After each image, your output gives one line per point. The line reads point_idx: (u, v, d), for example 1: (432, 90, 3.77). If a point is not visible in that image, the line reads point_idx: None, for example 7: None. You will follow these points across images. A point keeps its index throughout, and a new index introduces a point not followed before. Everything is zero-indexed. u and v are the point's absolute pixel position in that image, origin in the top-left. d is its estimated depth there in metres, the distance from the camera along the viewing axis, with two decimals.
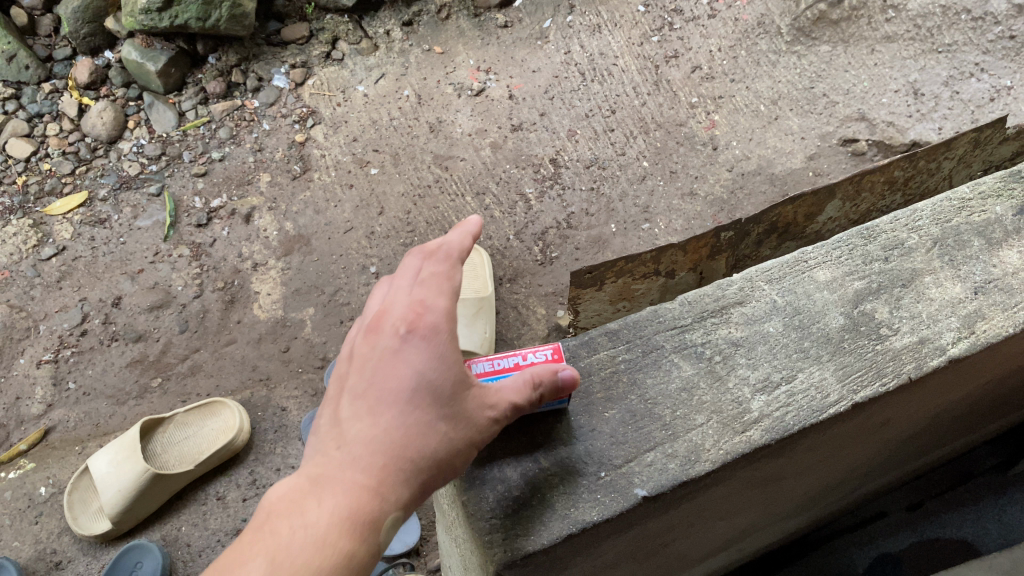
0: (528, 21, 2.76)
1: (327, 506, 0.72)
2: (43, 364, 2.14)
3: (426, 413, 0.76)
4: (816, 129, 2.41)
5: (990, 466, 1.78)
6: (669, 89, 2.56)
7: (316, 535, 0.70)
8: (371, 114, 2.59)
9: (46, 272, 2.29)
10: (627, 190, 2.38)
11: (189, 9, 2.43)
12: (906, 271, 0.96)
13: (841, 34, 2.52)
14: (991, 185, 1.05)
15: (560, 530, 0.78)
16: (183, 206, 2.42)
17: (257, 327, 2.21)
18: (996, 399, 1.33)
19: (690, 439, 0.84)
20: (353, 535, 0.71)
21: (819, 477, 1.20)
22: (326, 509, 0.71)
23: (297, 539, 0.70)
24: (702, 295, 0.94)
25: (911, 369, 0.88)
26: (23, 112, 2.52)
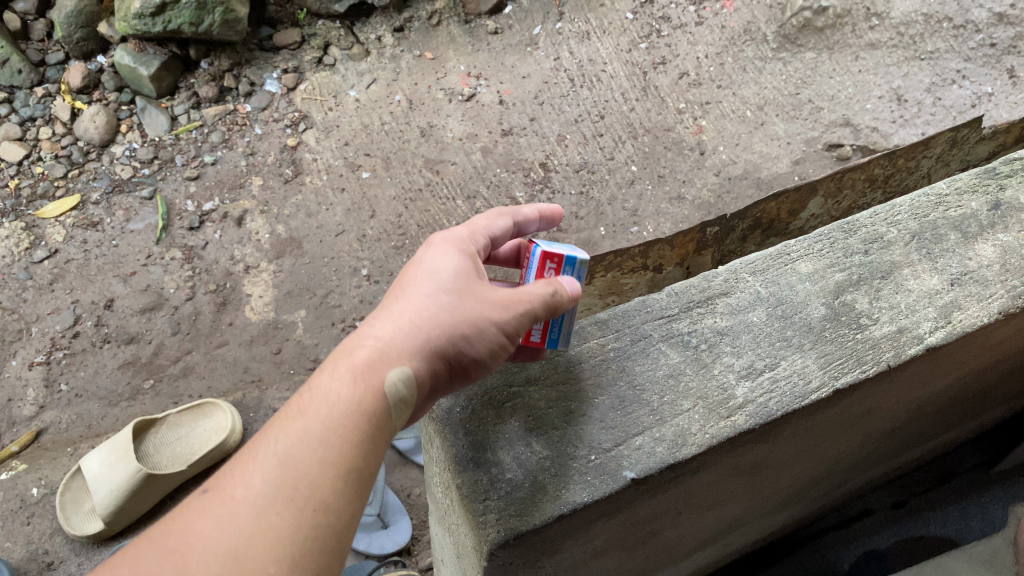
0: (518, 27, 2.79)
1: (338, 369, 0.80)
2: (35, 366, 2.16)
3: (432, 284, 0.86)
4: (801, 134, 2.46)
5: (972, 464, 1.81)
6: (657, 95, 2.60)
7: (323, 398, 0.78)
8: (363, 118, 2.62)
9: (38, 275, 2.30)
10: (616, 194, 2.41)
11: (182, 14, 2.45)
12: (885, 264, 0.99)
13: (826, 41, 2.57)
14: (967, 182, 1.08)
15: (552, 511, 0.81)
16: (176, 209, 2.44)
17: (249, 329, 2.23)
18: (975, 394, 1.36)
19: (676, 423, 0.87)
20: (357, 392, 0.78)
21: (804, 469, 1.23)
22: (337, 376, 0.80)
23: (308, 402, 0.78)
24: (688, 287, 0.97)
25: (889, 357, 0.91)
26: (16, 116, 2.53)
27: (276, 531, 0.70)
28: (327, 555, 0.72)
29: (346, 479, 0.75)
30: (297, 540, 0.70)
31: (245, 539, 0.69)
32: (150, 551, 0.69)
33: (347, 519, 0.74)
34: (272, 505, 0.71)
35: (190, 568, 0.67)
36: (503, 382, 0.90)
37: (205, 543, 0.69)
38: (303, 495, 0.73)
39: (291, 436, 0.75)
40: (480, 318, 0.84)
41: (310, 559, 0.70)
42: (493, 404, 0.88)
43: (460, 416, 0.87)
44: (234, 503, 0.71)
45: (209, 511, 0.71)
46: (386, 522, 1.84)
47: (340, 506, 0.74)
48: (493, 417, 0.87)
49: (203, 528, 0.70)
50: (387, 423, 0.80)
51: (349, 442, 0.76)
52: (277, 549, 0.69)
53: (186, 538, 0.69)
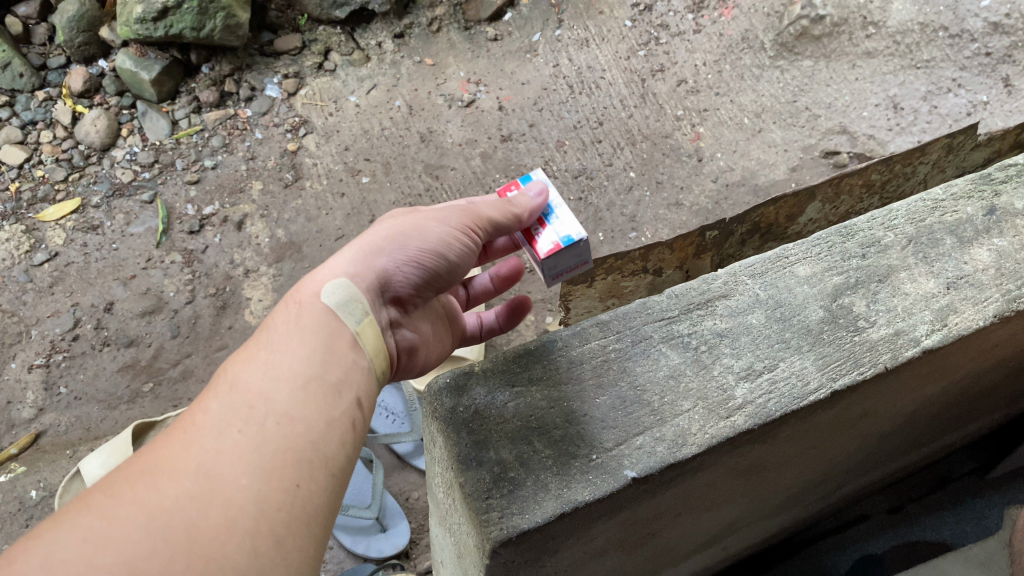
0: (518, 34, 2.80)
1: (284, 308, 0.94)
2: (34, 369, 2.16)
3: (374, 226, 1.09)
4: (798, 142, 2.48)
5: (968, 470, 1.82)
6: (655, 102, 2.62)
7: (276, 343, 0.89)
8: (363, 124, 2.63)
9: (38, 278, 2.30)
10: (614, 200, 2.42)
11: (184, 19, 2.46)
12: (882, 267, 1.00)
13: (823, 50, 2.59)
14: (963, 187, 1.09)
15: (553, 509, 0.82)
16: (176, 213, 2.44)
17: (249, 333, 2.24)
18: (971, 398, 1.38)
19: (676, 424, 0.88)
20: (302, 316, 0.92)
21: (801, 472, 1.24)
22: (288, 323, 0.91)
23: (256, 347, 0.90)
24: (688, 289, 0.98)
25: (886, 359, 0.92)
26: (17, 120, 2.52)
27: (237, 446, 0.79)
28: (299, 461, 0.80)
29: (303, 395, 0.85)
30: (265, 448, 0.79)
31: (212, 454, 0.77)
32: (120, 478, 0.75)
33: (311, 431, 0.83)
34: (233, 424, 0.80)
35: (162, 481, 0.74)
36: (506, 382, 0.91)
37: (173, 461, 0.76)
38: (263, 412, 0.82)
39: (242, 372, 0.86)
40: (420, 226, 1.05)
41: (283, 465, 0.79)
42: (495, 403, 0.90)
43: (463, 415, 0.89)
44: (197, 429, 0.80)
45: (173, 441, 0.79)
46: (385, 525, 1.85)
47: (299, 419, 0.83)
48: (496, 415, 0.89)
49: (169, 453, 0.77)
50: (341, 329, 0.93)
51: (301, 361, 0.87)
52: (246, 457, 0.78)
53: (153, 463, 0.76)
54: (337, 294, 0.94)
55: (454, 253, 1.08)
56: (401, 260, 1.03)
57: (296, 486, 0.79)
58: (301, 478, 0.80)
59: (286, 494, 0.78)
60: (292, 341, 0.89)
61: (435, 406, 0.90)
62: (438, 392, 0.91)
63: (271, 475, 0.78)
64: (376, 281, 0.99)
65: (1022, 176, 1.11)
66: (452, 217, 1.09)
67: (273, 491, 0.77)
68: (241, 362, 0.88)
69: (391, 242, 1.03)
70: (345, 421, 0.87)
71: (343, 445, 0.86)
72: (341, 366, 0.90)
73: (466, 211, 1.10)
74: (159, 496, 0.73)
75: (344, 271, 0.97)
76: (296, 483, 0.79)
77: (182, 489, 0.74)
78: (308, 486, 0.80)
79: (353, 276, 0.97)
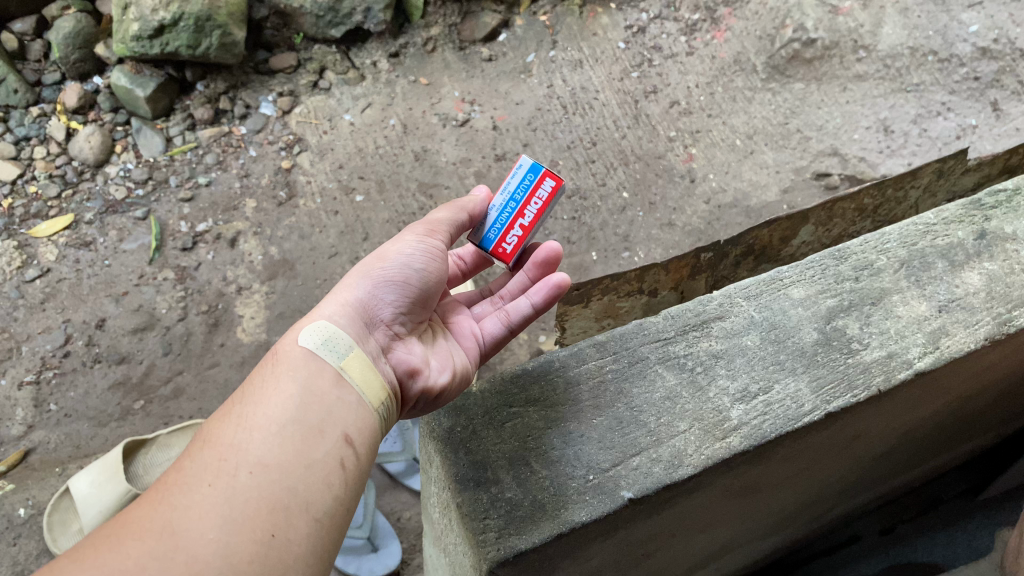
0: (512, 55, 2.82)
1: (264, 362, 0.96)
2: (24, 386, 2.15)
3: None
4: (790, 163, 2.50)
5: (959, 491, 1.82)
6: (648, 122, 2.63)
7: (251, 394, 0.91)
8: (357, 142, 2.63)
9: (29, 294, 2.29)
10: (607, 220, 2.43)
11: (180, 37, 2.47)
12: (875, 290, 1.01)
13: (815, 73, 2.63)
14: (954, 212, 1.10)
15: (550, 530, 0.83)
16: (169, 229, 2.44)
17: (241, 350, 2.24)
18: (963, 419, 1.38)
19: (673, 445, 0.88)
20: (279, 365, 0.94)
21: (794, 494, 1.25)
22: (265, 373, 0.94)
23: (233, 402, 0.92)
24: (684, 310, 0.99)
25: (880, 382, 0.93)
26: (10, 135, 2.52)
27: (207, 497, 0.80)
28: (274, 509, 0.81)
29: (279, 442, 0.86)
30: (236, 500, 0.80)
31: (181, 510, 0.79)
32: (89, 542, 0.77)
33: (287, 477, 0.84)
34: (204, 477, 0.82)
35: (128, 542, 0.75)
36: (503, 403, 0.92)
37: (140, 522, 0.77)
38: (237, 462, 0.83)
39: (218, 428, 0.88)
40: (381, 252, 1.10)
41: (256, 516, 0.80)
42: (493, 423, 0.90)
43: (460, 435, 0.89)
44: (169, 487, 0.82)
45: (145, 502, 0.80)
46: (377, 545, 1.84)
47: (275, 467, 0.84)
48: (494, 436, 0.89)
49: (140, 513, 0.79)
50: (323, 368, 0.94)
51: (279, 408, 0.89)
52: (217, 511, 0.79)
53: (122, 525, 0.78)
54: (317, 336, 0.96)
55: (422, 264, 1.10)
56: (373, 288, 1.06)
57: (271, 536, 0.80)
58: (276, 527, 0.80)
59: (259, 545, 0.78)
60: (268, 388, 0.91)
61: (432, 427, 0.90)
62: (435, 413, 0.91)
63: (244, 526, 0.79)
64: (352, 313, 1.03)
65: (1011, 201, 1.12)
66: (410, 233, 1.13)
67: (245, 543, 0.78)
68: (220, 418, 0.90)
69: (359, 278, 1.07)
70: (328, 462, 0.88)
71: (326, 488, 0.86)
72: (322, 408, 0.91)
73: (422, 223, 1.14)
74: (124, 557, 0.74)
75: (322, 316, 1.01)
76: (271, 533, 0.80)
77: (148, 549, 0.75)
78: (286, 534, 0.81)
79: (332, 318, 1.01)
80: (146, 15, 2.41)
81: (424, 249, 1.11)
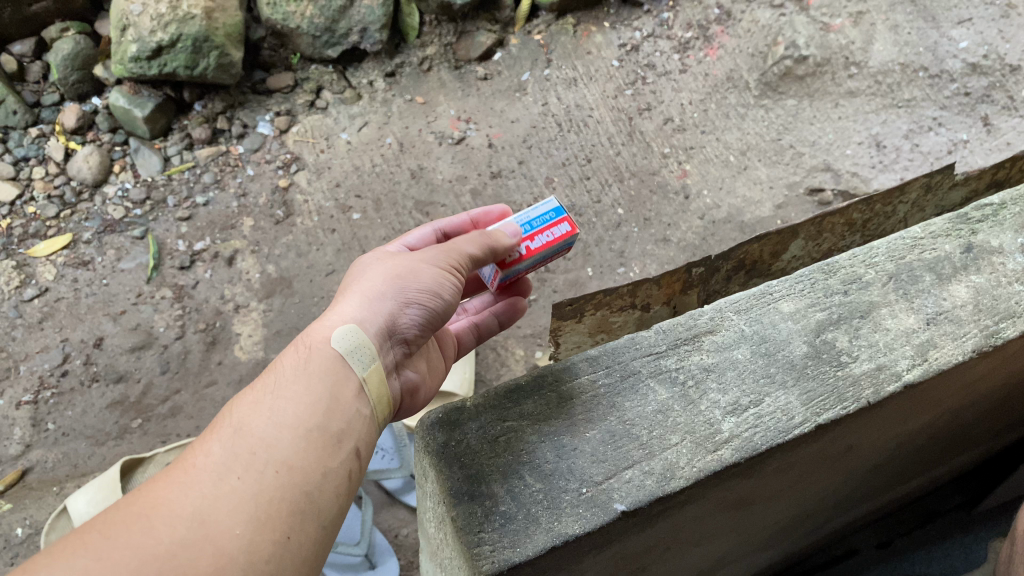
0: (507, 73, 2.84)
1: (290, 350, 0.95)
2: (22, 406, 2.16)
3: (365, 269, 1.09)
4: (784, 179, 2.52)
5: (956, 504, 1.83)
6: (643, 139, 2.65)
7: (281, 383, 0.91)
8: (354, 160, 2.65)
9: (28, 313, 2.30)
10: (603, 236, 2.45)
11: (177, 58, 2.49)
12: (864, 303, 1.03)
13: (807, 89, 2.66)
14: (941, 226, 1.12)
15: (544, 542, 0.84)
16: (167, 248, 2.45)
17: (238, 368, 2.25)
18: (956, 430, 1.39)
19: (665, 457, 0.90)
20: (308, 362, 0.93)
21: (788, 507, 1.27)
22: (296, 364, 0.93)
23: (260, 389, 0.91)
24: (675, 324, 1.00)
25: (869, 394, 0.95)
26: (9, 156, 2.54)
27: (236, 492, 0.81)
28: (293, 512, 0.82)
29: (306, 444, 0.86)
30: (261, 499, 0.81)
31: (210, 500, 0.79)
32: (116, 517, 0.78)
33: (308, 481, 0.85)
34: (233, 469, 0.82)
35: (160, 526, 0.77)
36: (497, 417, 0.93)
37: (171, 506, 0.79)
38: (265, 459, 0.84)
39: (248, 414, 0.87)
40: (418, 267, 1.06)
41: (276, 517, 0.81)
42: (487, 437, 0.91)
43: (454, 449, 0.90)
44: (197, 472, 0.82)
45: (174, 482, 0.81)
46: (374, 563, 1.84)
47: (298, 469, 0.85)
48: (488, 450, 0.90)
49: (168, 496, 0.79)
50: (349, 376, 0.94)
51: (308, 408, 0.89)
52: (242, 507, 0.80)
53: (152, 505, 0.79)
54: (348, 340, 0.95)
55: (450, 295, 1.08)
56: (405, 304, 1.03)
57: (287, 538, 0.81)
58: (292, 531, 0.82)
59: (276, 547, 0.80)
60: (299, 385, 0.90)
61: (427, 441, 0.91)
62: (430, 427, 0.92)
63: (264, 527, 0.80)
64: (381, 329, 1.00)
65: (997, 215, 1.13)
66: (447, 258, 1.08)
67: (264, 544, 0.79)
68: (249, 402, 0.89)
69: (391, 286, 1.03)
70: (341, 471, 0.88)
71: (336, 497, 0.87)
72: (343, 415, 0.91)
73: (458, 256, 1.09)
74: (156, 543, 0.76)
75: (353, 318, 0.98)
76: (287, 536, 0.81)
77: (176, 537, 0.76)
78: (299, 538, 0.82)
79: (362, 323, 0.98)
80: (144, 36, 2.44)
81: (452, 278, 1.08)
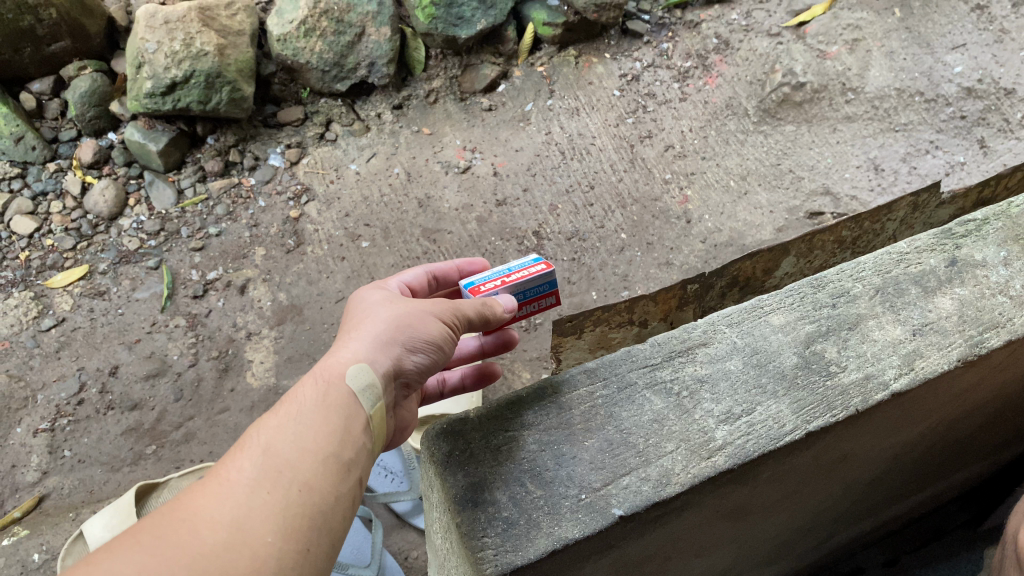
0: (511, 104, 2.91)
1: (307, 380, 0.98)
2: (39, 433, 2.20)
3: (369, 308, 1.12)
4: (784, 203, 2.56)
5: (961, 522, 1.85)
6: (644, 166, 2.71)
7: (300, 409, 0.94)
8: (363, 191, 2.71)
9: (45, 343, 2.36)
10: (606, 260, 2.50)
11: (190, 94, 2.57)
12: (852, 315, 1.07)
13: (805, 115, 2.73)
14: (926, 241, 1.16)
15: (545, 546, 0.87)
16: (181, 278, 2.51)
17: (250, 395, 2.29)
18: (954, 443, 1.43)
19: (661, 464, 0.93)
20: (325, 395, 0.96)
21: (788, 519, 1.30)
22: (315, 392, 0.96)
23: (281, 412, 0.94)
24: (670, 338, 1.04)
25: (857, 402, 0.99)
26: (28, 191, 2.61)
27: (264, 506, 0.85)
28: (312, 527, 0.86)
29: (324, 466, 0.90)
30: (286, 513, 0.85)
31: (242, 510, 0.84)
32: (157, 522, 0.82)
33: (325, 500, 0.88)
34: (262, 484, 0.86)
35: (198, 532, 0.81)
36: (499, 428, 0.97)
37: (208, 514, 0.83)
38: (289, 477, 0.87)
39: (273, 434, 0.91)
40: (424, 316, 1.09)
41: (299, 531, 0.85)
42: (489, 447, 0.95)
43: (458, 459, 0.94)
44: (229, 484, 0.86)
45: (208, 492, 0.85)
46: None
47: (318, 490, 0.88)
48: (491, 459, 0.94)
49: (202, 504, 0.84)
50: (358, 412, 0.97)
51: (325, 435, 0.92)
52: (271, 519, 0.84)
53: (191, 512, 0.83)
54: (359, 379, 0.99)
55: (448, 346, 1.12)
56: (410, 350, 1.07)
57: (307, 550, 0.85)
58: (312, 545, 0.85)
59: (298, 558, 0.84)
60: (318, 413, 0.94)
61: (432, 451, 0.95)
62: (434, 437, 0.96)
63: (289, 539, 0.84)
64: (387, 371, 1.03)
65: (980, 230, 1.18)
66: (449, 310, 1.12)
67: (289, 554, 0.83)
68: (272, 423, 0.93)
69: (400, 331, 1.07)
70: (351, 495, 0.92)
71: (344, 519, 0.91)
72: (353, 445, 0.95)
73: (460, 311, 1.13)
74: (195, 546, 0.80)
75: (364, 356, 1.02)
76: (307, 549, 0.85)
77: (213, 542, 0.81)
78: (317, 552, 0.86)
79: (371, 362, 1.01)
80: (159, 73, 2.52)
81: (453, 331, 1.12)
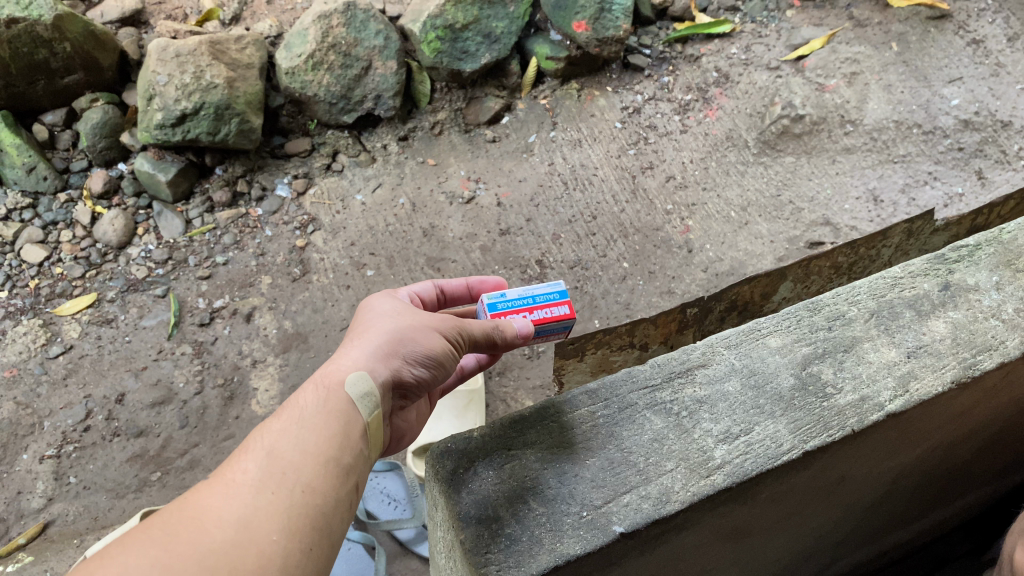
0: (515, 136, 2.95)
1: (308, 387, 1.01)
2: (45, 460, 2.22)
3: (376, 317, 1.14)
4: (784, 233, 2.59)
5: (963, 551, 1.84)
6: (646, 197, 2.74)
7: (302, 415, 0.96)
8: (369, 221, 2.75)
9: (53, 370, 2.38)
10: (608, 289, 2.53)
11: (201, 125, 2.63)
12: (848, 338, 1.09)
13: (804, 146, 2.77)
14: (920, 266, 1.19)
15: (547, 562, 0.89)
16: (188, 306, 2.54)
17: (255, 422, 2.31)
18: (952, 469, 1.44)
19: (661, 482, 0.95)
20: (326, 402, 0.99)
21: (788, 542, 1.31)
22: (317, 399, 0.99)
23: (283, 418, 0.97)
24: (670, 359, 1.07)
25: (853, 422, 1.01)
26: (38, 220, 2.65)
27: (269, 506, 0.87)
28: (315, 528, 0.88)
29: (325, 469, 0.92)
30: (290, 514, 0.87)
31: (248, 509, 0.85)
32: (165, 519, 0.84)
33: (327, 503, 0.91)
34: (266, 485, 0.88)
35: (208, 529, 0.83)
36: (502, 446, 0.99)
37: (216, 512, 0.85)
38: (293, 480, 0.90)
39: (276, 439, 0.93)
40: (427, 330, 1.12)
41: (303, 531, 0.87)
42: (493, 465, 0.97)
43: (463, 476, 0.96)
44: (235, 485, 0.88)
45: (214, 492, 0.87)
46: None
47: (320, 493, 0.91)
48: (495, 477, 0.96)
49: (210, 504, 0.85)
50: (356, 420, 1.00)
51: (326, 441, 0.95)
52: (277, 518, 0.86)
53: (200, 510, 0.85)
54: (359, 386, 1.01)
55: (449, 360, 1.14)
56: (411, 361, 1.09)
57: (311, 550, 0.87)
58: (315, 545, 0.87)
59: (303, 557, 0.86)
60: (320, 419, 0.96)
61: (437, 469, 0.97)
62: (438, 456, 0.98)
63: (293, 539, 0.86)
64: (386, 380, 1.06)
65: (972, 256, 1.20)
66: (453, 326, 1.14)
67: (294, 552, 0.85)
68: (274, 428, 0.95)
69: (402, 342, 1.09)
70: (349, 500, 0.94)
71: (343, 523, 0.93)
72: (352, 451, 0.97)
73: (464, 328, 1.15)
74: (205, 542, 0.82)
75: (365, 364, 1.04)
76: (311, 549, 0.87)
77: (222, 539, 0.82)
78: (320, 553, 0.88)
79: (372, 371, 1.04)
80: (169, 105, 2.57)
81: (455, 346, 1.14)
